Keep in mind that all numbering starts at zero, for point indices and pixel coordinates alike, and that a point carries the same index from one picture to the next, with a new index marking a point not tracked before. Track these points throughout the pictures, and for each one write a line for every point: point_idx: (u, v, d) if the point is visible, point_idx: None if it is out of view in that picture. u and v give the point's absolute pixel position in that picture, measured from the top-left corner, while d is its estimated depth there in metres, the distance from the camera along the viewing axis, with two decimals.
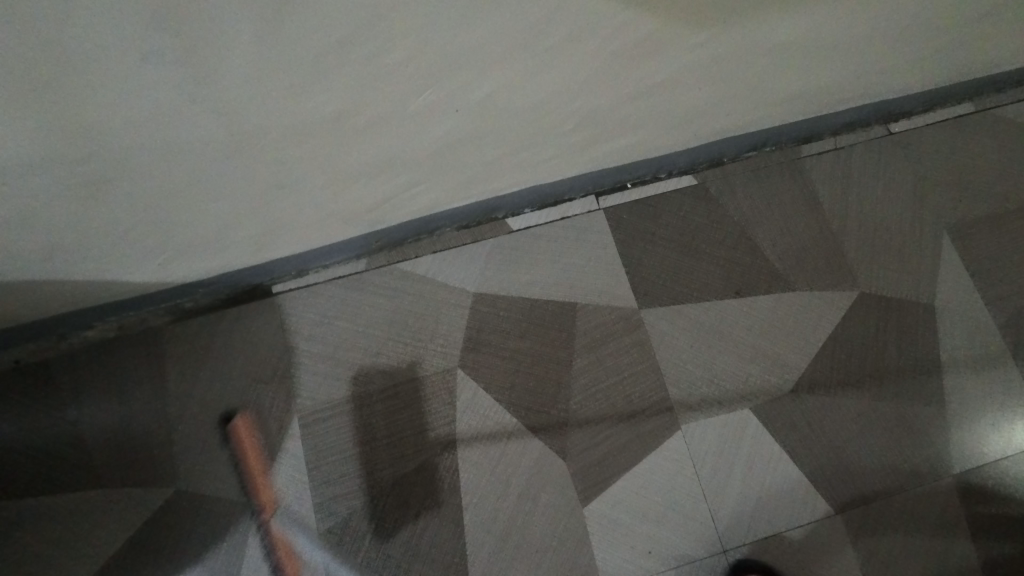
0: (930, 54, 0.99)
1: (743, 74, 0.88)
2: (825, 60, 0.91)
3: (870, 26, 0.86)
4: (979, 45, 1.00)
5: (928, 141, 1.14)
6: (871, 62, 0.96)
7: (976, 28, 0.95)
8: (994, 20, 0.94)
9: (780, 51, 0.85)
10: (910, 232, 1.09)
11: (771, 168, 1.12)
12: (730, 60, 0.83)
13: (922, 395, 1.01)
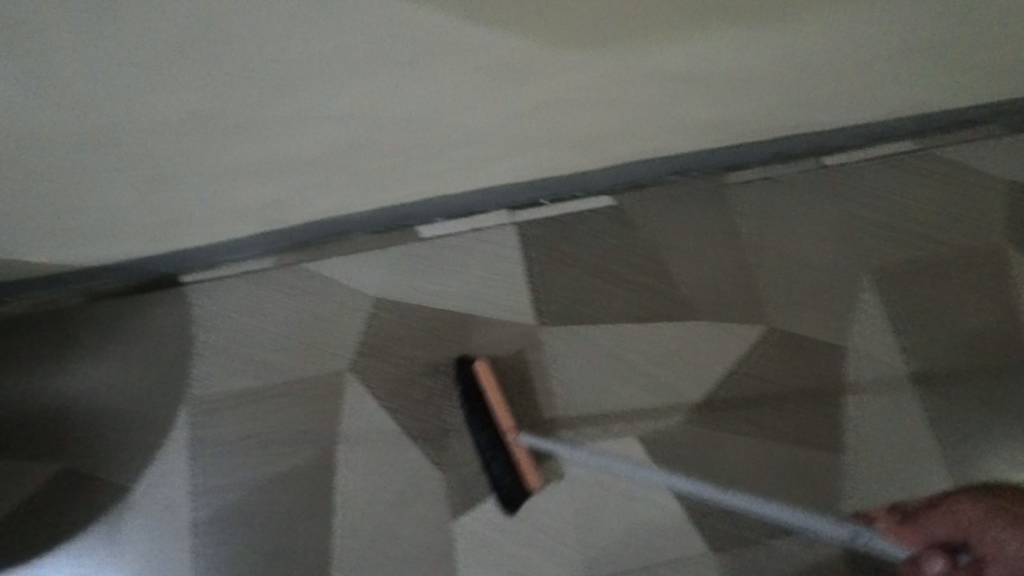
0: (857, 91, 0.95)
1: (644, 101, 0.86)
2: (736, 91, 0.89)
3: (778, 61, 0.83)
4: (911, 83, 0.96)
5: (862, 178, 1.11)
6: (790, 96, 0.93)
7: (904, 67, 0.91)
8: (923, 60, 0.90)
9: (679, 80, 0.83)
10: (829, 271, 1.06)
11: (694, 194, 1.09)
12: (626, 87, 0.82)
13: (818, 440, 0.97)
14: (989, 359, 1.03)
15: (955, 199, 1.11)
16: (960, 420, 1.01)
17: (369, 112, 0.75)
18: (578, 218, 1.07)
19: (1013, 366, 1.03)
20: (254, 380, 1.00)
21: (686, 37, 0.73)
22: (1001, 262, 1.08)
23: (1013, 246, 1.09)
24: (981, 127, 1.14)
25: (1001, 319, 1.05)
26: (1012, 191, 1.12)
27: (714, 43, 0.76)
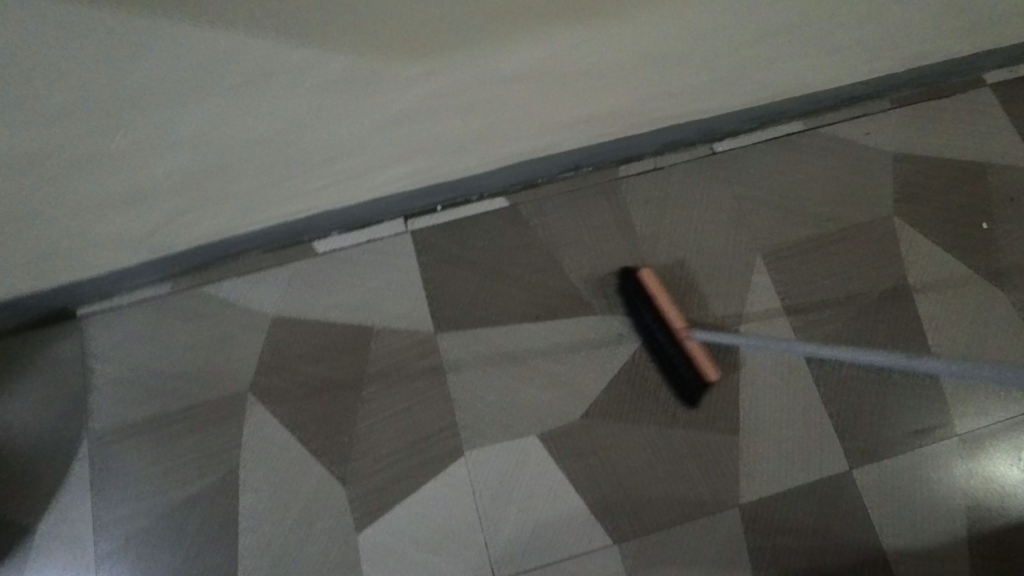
0: (731, 77, 0.96)
1: (510, 102, 0.86)
2: (605, 86, 0.89)
3: (637, 53, 0.83)
4: (785, 65, 0.97)
5: (753, 162, 1.13)
6: (664, 86, 0.93)
7: (772, 50, 0.92)
8: (789, 41, 0.91)
9: (540, 79, 0.83)
10: (723, 256, 1.07)
11: (587, 190, 1.10)
12: (486, 89, 0.81)
13: (717, 424, 0.99)
14: (883, 331, 1.05)
15: (845, 175, 1.13)
16: (858, 394, 1.01)
17: (221, 134, 0.75)
18: (473, 220, 1.08)
19: (908, 337, 1.05)
20: (155, 409, 1.00)
21: (528, 35, 0.74)
22: (892, 235, 1.09)
23: (903, 218, 1.10)
24: (865, 103, 1.17)
25: (894, 291, 1.07)
26: (901, 164, 1.13)
27: (560, 40, 0.76)
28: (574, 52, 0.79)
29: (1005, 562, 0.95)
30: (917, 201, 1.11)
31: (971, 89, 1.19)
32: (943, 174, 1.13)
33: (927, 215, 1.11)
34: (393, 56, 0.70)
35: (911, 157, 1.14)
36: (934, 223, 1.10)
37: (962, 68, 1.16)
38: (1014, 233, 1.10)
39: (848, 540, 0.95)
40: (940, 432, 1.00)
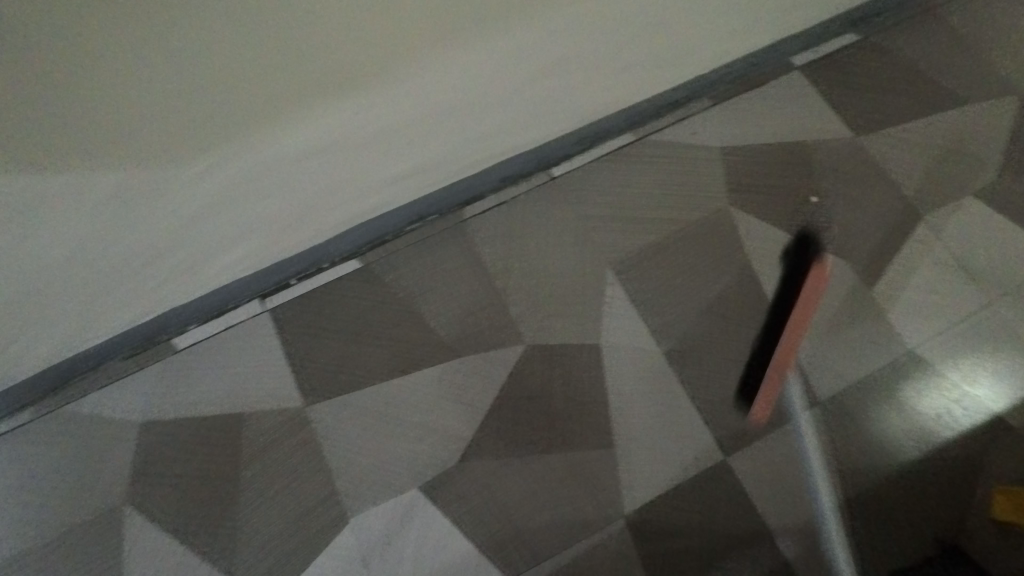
0: (539, 107, 1.01)
1: (321, 174, 0.88)
2: (413, 140, 0.92)
3: (427, 107, 0.87)
4: (588, 87, 1.03)
5: (590, 180, 1.18)
6: (476, 129, 0.98)
7: (568, 76, 0.97)
8: (581, 66, 0.97)
9: (342, 148, 0.85)
10: (575, 275, 1.11)
11: (435, 236, 1.14)
12: (286, 167, 0.84)
13: (590, 441, 1.01)
14: (736, 319, 1.08)
15: (678, 176, 1.18)
16: (721, 384, 1.05)
17: (19, 261, 0.76)
18: (330, 287, 1.11)
19: (760, 319, 1.09)
20: (25, 542, 0.96)
21: (303, 112, 0.76)
22: (730, 224, 1.14)
23: (738, 206, 1.16)
24: (685, 106, 1.24)
25: (740, 278, 1.11)
26: (728, 156, 1.20)
27: (341, 111, 0.79)
28: (366, 118, 0.82)
29: (885, 517, 0.99)
30: (747, 188, 1.17)
31: (781, 75, 1.27)
32: (768, 158, 1.19)
33: (758, 199, 1.16)
34: (175, 155, 0.72)
35: (736, 148, 1.20)
36: (767, 205, 1.16)
37: (765, 57, 1.25)
38: (842, 201, 1.17)
39: (735, 525, 0.98)
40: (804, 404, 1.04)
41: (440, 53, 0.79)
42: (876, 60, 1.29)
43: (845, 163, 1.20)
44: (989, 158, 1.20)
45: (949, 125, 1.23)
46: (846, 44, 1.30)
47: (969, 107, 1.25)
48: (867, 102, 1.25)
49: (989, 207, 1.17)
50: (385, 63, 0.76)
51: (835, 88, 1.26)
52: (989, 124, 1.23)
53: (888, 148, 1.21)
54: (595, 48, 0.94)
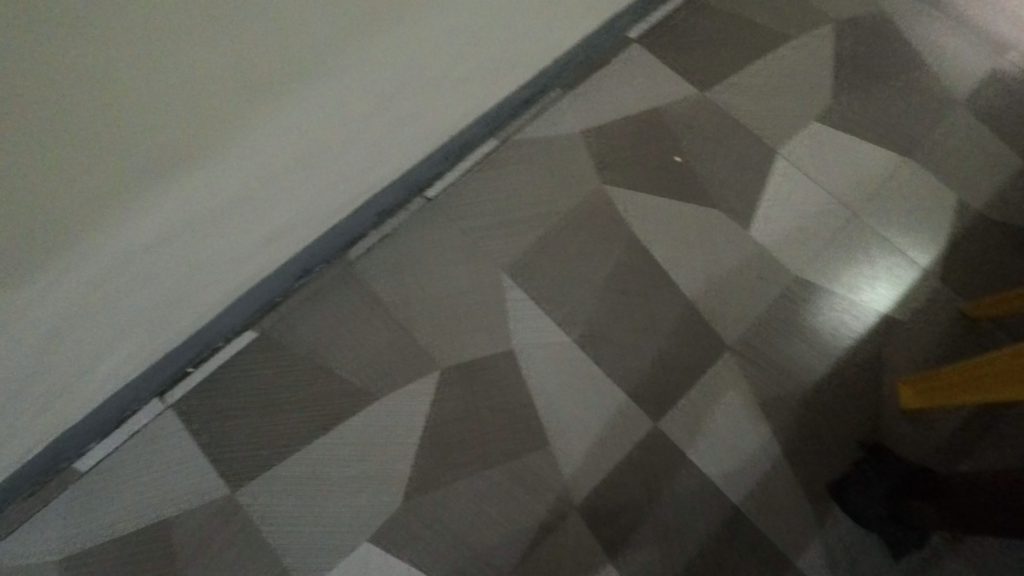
0: (392, 134, 1.02)
1: (182, 257, 0.86)
2: (271, 199, 0.91)
3: (273, 163, 0.85)
4: (434, 105, 1.04)
5: (465, 192, 1.19)
6: (333, 170, 0.97)
7: (410, 98, 0.98)
8: (420, 87, 0.98)
9: (195, 227, 0.83)
10: (472, 288, 1.12)
11: (326, 286, 1.12)
12: (141, 261, 0.79)
13: (526, 444, 1.02)
14: (634, 289, 1.12)
15: (548, 168, 1.21)
16: (635, 354, 1.08)
17: None
18: (231, 364, 1.07)
19: (656, 284, 1.12)
20: None
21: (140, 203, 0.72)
22: (607, 201, 1.18)
23: (611, 183, 1.20)
24: (540, 99, 1.27)
25: (629, 249, 1.15)
26: (590, 138, 1.23)
27: (181, 192, 0.76)
28: (211, 192, 0.80)
29: (810, 435, 1.04)
30: (614, 164, 1.21)
31: (622, 49, 1.32)
32: (627, 131, 1.24)
33: (627, 171, 1.21)
34: (9, 289, 0.66)
35: (596, 128, 1.24)
36: (637, 176, 1.20)
37: (601, 36, 1.30)
38: (704, 154, 1.22)
39: (680, 484, 1.01)
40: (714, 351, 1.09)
41: (269, 110, 0.78)
42: (703, 16, 1.36)
43: (699, 119, 1.25)
44: (821, 84, 1.30)
45: (780, 62, 1.31)
46: (673, 8, 1.37)
47: (793, 42, 1.34)
48: (704, 58, 1.32)
49: (832, 128, 1.26)
50: (215, 135, 0.74)
51: (673, 51, 1.32)
52: (814, 53, 1.33)
53: (733, 96, 1.28)
54: (429, 66, 0.96)
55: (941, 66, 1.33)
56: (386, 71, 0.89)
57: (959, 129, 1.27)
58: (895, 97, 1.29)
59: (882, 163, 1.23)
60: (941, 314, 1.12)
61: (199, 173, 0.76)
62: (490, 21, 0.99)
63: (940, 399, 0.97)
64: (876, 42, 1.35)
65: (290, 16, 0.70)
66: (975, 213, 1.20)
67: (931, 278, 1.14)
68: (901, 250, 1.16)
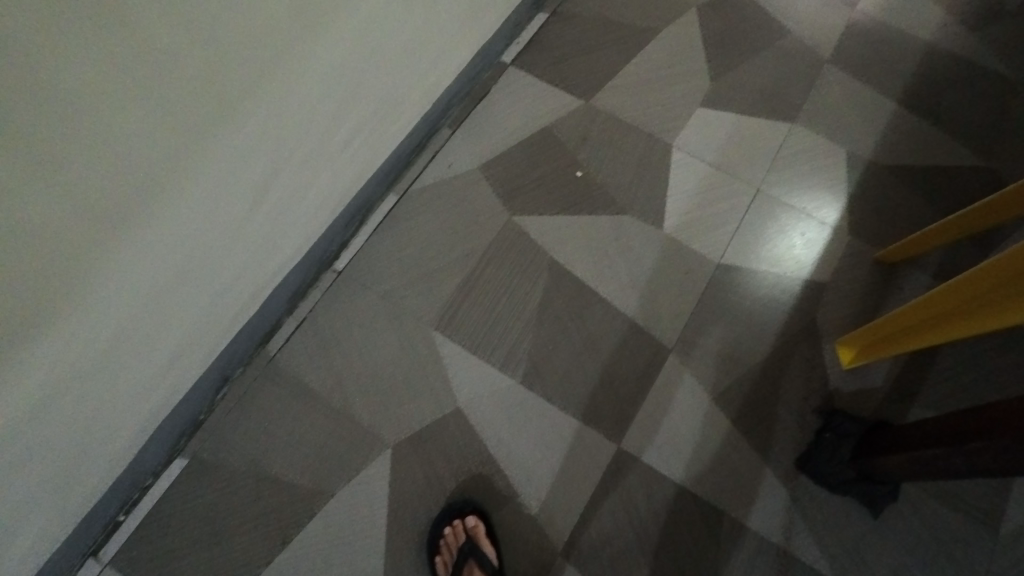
0: (281, 219, 0.96)
1: (75, 411, 0.77)
2: (162, 320, 0.84)
3: (150, 287, 0.78)
4: (320, 178, 0.99)
5: (375, 256, 1.14)
6: (225, 272, 0.91)
7: (291, 179, 0.93)
8: (299, 165, 0.92)
9: (78, 378, 0.75)
10: (404, 353, 1.07)
11: (251, 389, 1.05)
12: (23, 433, 0.71)
13: (494, 500, 0.99)
14: (566, 314, 1.10)
15: (454, 211, 1.17)
16: (583, 379, 1.06)
17: None
18: (165, 501, 0.98)
19: (588, 303, 1.11)
20: None
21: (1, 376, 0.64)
22: (520, 231, 1.16)
23: (520, 212, 1.17)
24: (431, 142, 1.23)
25: (552, 275, 1.12)
26: (488, 171, 1.21)
27: (48, 348, 0.68)
28: (88, 335, 0.73)
29: (769, 416, 1.04)
30: (519, 192, 1.19)
31: (500, 75, 1.30)
32: (523, 156, 1.22)
33: (533, 196, 1.19)
34: None
35: (492, 160, 1.22)
36: (544, 199, 1.19)
37: (477, 67, 1.27)
38: (604, 163, 1.22)
39: (657, 499, 0.99)
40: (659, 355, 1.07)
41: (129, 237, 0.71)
42: (572, 27, 1.36)
43: (591, 129, 1.25)
44: (698, 70, 1.32)
45: (655, 57, 1.33)
46: (541, 24, 1.36)
47: (663, 35, 1.35)
48: (582, 68, 1.32)
49: (718, 110, 1.28)
50: (74, 278, 0.67)
51: (550, 67, 1.32)
52: (685, 41, 1.35)
53: (618, 99, 1.28)
54: (303, 142, 0.90)
55: (804, 28, 1.38)
56: (255, 160, 0.83)
57: (835, 85, 1.32)
58: (769, 68, 1.33)
59: (772, 133, 1.26)
60: (858, 266, 1.15)
61: (66, 322, 0.69)
62: (358, 82, 0.95)
63: (881, 353, 0.98)
64: (739, 19, 1.38)
65: (127, 137, 0.64)
66: (867, 162, 1.24)
67: (842, 234, 1.17)
68: (809, 214, 1.19)
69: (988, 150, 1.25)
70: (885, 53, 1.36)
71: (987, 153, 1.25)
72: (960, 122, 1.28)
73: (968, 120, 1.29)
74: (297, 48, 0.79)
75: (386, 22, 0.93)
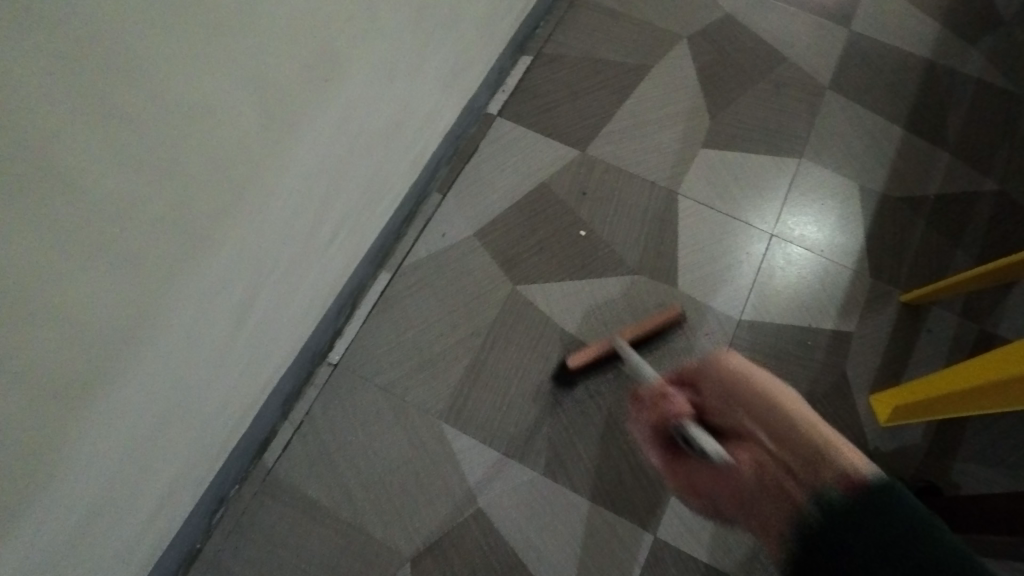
0: (268, 328, 0.87)
1: None
2: (148, 468, 0.75)
3: (128, 442, 0.69)
4: (307, 277, 0.90)
5: (372, 344, 1.05)
6: (212, 399, 0.82)
7: (275, 287, 0.83)
8: (285, 271, 0.84)
9: (51, 558, 0.66)
10: (414, 451, 0.98)
11: (250, 507, 0.95)
12: None
13: None
14: (584, 392, 1.02)
15: (453, 286, 1.08)
16: (609, 464, 0.98)
17: None
18: None
19: (605, 378, 1.03)
20: None
21: None
22: (525, 303, 1.08)
23: (524, 281, 1.09)
24: (421, 210, 1.14)
25: (565, 349, 1.05)
26: (485, 237, 1.12)
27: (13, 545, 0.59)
28: (65, 512, 0.64)
29: None
30: (519, 258, 1.11)
31: (487, 128, 1.21)
32: (521, 218, 1.14)
33: (535, 262, 1.11)
34: None
35: (488, 224, 1.13)
36: (547, 264, 1.10)
37: (463, 123, 1.19)
38: (607, 219, 1.14)
39: None
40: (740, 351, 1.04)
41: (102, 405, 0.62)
42: (558, 68, 1.28)
43: (590, 181, 1.17)
44: (695, 108, 1.25)
45: (648, 96, 1.25)
46: (526, 67, 1.28)
47: (655, 71, 1.28)
48: (573, 115, 1.23)
49: (721, 150, 1.21)
50: (43, 464, 0.58)
51: (540, 116, 1.23)
52: (678, 76, 1.27)
53: (615, 146, 1.21)
54: (286, 247, 0.82)
55: (802, 51, 1.30)
56: (235, 281, 0.75)
57: (839, 112, 1.25)
58: (769, 98, 1.26)
59: (779, 172, 1.20)
60: (883, 312, 1.09)
61: (38, 509, 0.60)
62: (342, 172, 0.85)
63: (900, 416, 0.96)
64: (734, 46, 1.30)
65: (87, 307, 0.55)
66: (880, 196, 1.18)
67: (862, 278, 1.12)
68: (825, 258, 1.13)
69: (1000, 172, 1.20)
70: (888, 70, 1.29)
71: (1000, 176, 1.20)
72: (970, 142, 1.23)
73: (978, 139, 1.23)
74: (272, 158, 0.70)
75: (368, 105, 0.83)
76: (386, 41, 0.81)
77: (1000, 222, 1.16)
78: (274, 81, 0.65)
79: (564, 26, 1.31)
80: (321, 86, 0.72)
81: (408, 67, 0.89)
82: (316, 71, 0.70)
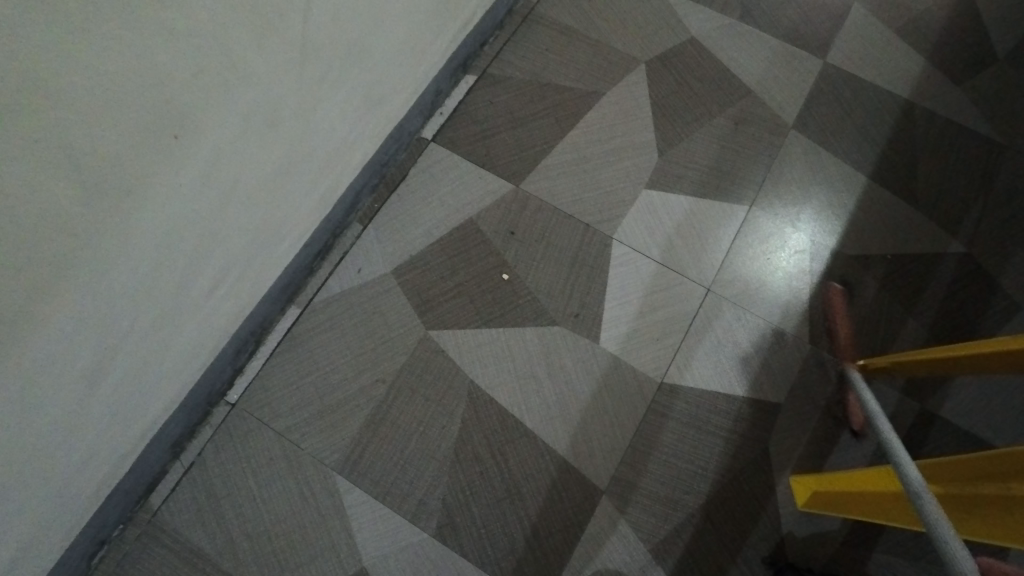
0: (143, 378, 0.83)
1: None
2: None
3: None
4: (185, 326, 0.85)
5: (272, 386, 1.01)
6: (78, 454, 0.78)
7: (146, 339, 0.79)
8: (153, 326, 0.79)
9: None
10: (303, 503, 0.95)
11: (132, 550, 0.92)
12: None
13: None
14: (487, 452, 0.97)
15: (362, 329, 1.03)
16: (503, 530, 0.94)
17: None
18: None
19: (510, 438, 0.98)
20: None
21: None
22: (436, 350, 1.02)
23: (437, 326, 1.04)
24: (338, 243, 1.09)
25: (472, 404, 1.00)
26: (402, 276, 1.06)
27: None
28: None
29: (711, 569, 0.93)
30: (435, 301, 1.05)
31: (417, 156, 1.14)
32: (443, 256, 1.08)
33: (451, 306, 1.05)
34: None
35: (406, 262, 1.07)
36: (464, 309, 1.05)
37: (389, 151, 1.12)
38: (533, 263, 1.08)
39: None
40: (652, 418, 1.00)
41: None
42: (502, 92, 1.19)
43: (520, 221, 1.10)
44: (644, 142, 1.16)
45: (594, 127, 1.17)
46: (467, 89, 1.19)
47: (606, 99, 1.19)
48: (511, 145, 1.15)
49: (665, 191, 1.13)
50: None
51: (475, 144, 1.15)
52: (630, 107, 1.18)
53: (552, 182, 1.13)
54: (152, 301, 0.76)
55: (768, 83, 1.20)
56: (80, 348, 0.69)
57: (800, 155, 1.16)
58: (724, 135, 1.16)
59: (726, 218, 1.12)
60: (817, 382, 1.02)
61: None
62: (221, 219, 0.80)
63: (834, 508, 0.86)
64: (694, 75, 1.20)
65: None
66: (833, 253, 1.10)
67: (801, 343, 1.04)
68: (762, 320, 1.06)
69: (968, 233, 1.11)
70: (859, 111, 1.18)
71: (967, 237, 1.10)
72: (939, 196, 1.13)
73: (950, 194, 1.13)
74: (111, 222, 0.64)
75: (246, 152, 0.77)
76: (264, 84, 0.74)
77: (960, 290, 1.07)
78: (99, 148, 0.59)
79: (513, 45, 1.22)
80: (167, 142, 0.66)
81: (298, 108, 0.82)
82: (155, 129, 0.63)
